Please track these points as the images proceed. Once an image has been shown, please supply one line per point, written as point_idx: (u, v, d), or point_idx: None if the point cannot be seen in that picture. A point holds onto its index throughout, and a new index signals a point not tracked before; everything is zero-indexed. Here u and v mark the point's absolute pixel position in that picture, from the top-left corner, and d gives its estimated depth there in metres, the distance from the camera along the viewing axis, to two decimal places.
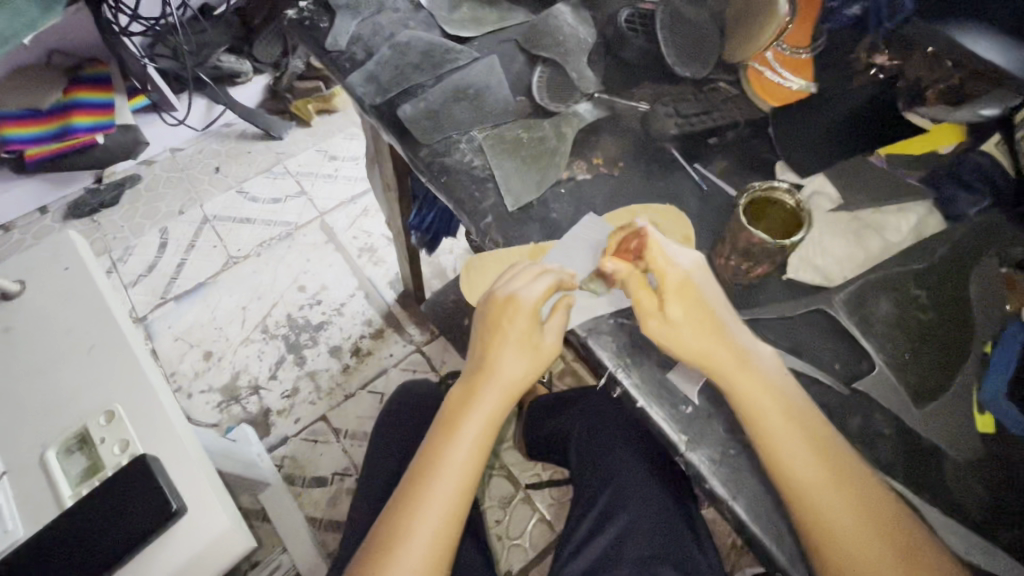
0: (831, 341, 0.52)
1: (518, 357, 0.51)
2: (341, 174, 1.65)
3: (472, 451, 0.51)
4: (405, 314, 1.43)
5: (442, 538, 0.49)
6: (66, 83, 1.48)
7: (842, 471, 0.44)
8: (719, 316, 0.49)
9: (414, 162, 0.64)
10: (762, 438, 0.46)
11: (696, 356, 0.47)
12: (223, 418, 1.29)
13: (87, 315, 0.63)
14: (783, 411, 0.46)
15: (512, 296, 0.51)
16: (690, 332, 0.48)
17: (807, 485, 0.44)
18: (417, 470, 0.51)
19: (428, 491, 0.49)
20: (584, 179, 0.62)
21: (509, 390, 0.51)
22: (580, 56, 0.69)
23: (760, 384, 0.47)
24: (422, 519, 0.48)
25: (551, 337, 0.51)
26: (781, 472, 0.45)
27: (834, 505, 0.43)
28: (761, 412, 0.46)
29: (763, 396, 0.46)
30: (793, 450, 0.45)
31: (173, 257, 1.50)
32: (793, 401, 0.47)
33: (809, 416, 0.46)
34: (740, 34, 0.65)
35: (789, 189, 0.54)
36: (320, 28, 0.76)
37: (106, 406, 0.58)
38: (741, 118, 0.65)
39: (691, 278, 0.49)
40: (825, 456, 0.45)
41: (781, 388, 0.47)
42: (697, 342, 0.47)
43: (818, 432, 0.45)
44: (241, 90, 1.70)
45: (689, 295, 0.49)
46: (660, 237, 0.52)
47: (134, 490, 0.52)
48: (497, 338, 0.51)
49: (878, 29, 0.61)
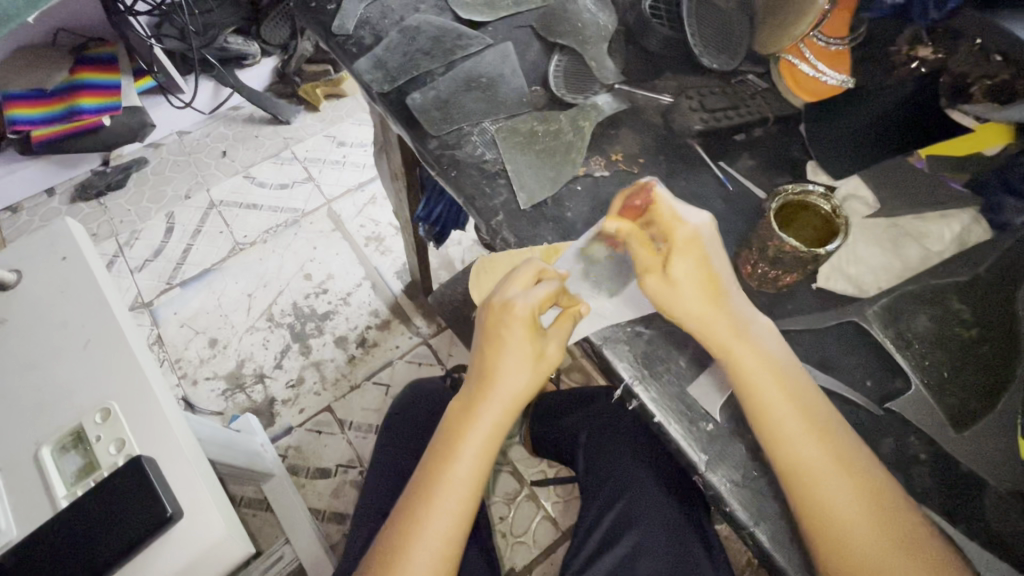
0: (863, 357, 0.49)
1: (521, 369, 0.48)
2: (348, 161, 1.62)
3: (476, 465, 0.48)
4: (412, 306, 1.41)
5: (443, 556, 0.46)
6: (72, 63, 1.46)
7: (870, 510, 0.41)
8: (726, 280, 0.46)
9: (423, 155, 0.61)
10: (782, 473, 0.42)
11: (696, 320, 0.46)
12: (228, 407, 1.28)
13: (84, 308, 0.60)
14: (805, 440, 0.42)
15: (508, 302, 0.48)
16: (693, 293, 0.45)
17: (832, 527, 0.40)
18: (415, 490, 0.48)
19: (430, 507, 0.47)
20: (601, 175, 0.59)
21: (513, 403, 0.48)
22: (600, 44, 0.65)
23: (779, 409, 0.43)
24: (424, 538, 0.46)
25: (554, 344, 0.49)
26: (810, 516, 0.41)
27: (864, 548, 0.40)
28: (779, 442, 0.43)
29: (782, 421, 0.43)
30: (818, 482, 0.41)
31: (179, 242, 1.48)
32: (819, 421, 0.43)
33: (836, 446, 0.42)
34: (774, 25, 0.60)
35: (824, 195, 0.50)
36: (327, 11, 0.72)
37: (103, 403, 0.56)
38: (771, 113, 0.62)
39: (702, 236, 0.46)
40: (853, 492, 0.41)
41: (806, 413, 0.43)
42: (698, 305, 0.45)
43: (843, 465, 0.42)
44: (248, 73, 1.67)
45: (697, 255, 0.46)
46: (670, 195, 0.48)
47: (129, 493, 0.50)
48: (497, 348, 0.48)
49: (921, 20, 0.57)
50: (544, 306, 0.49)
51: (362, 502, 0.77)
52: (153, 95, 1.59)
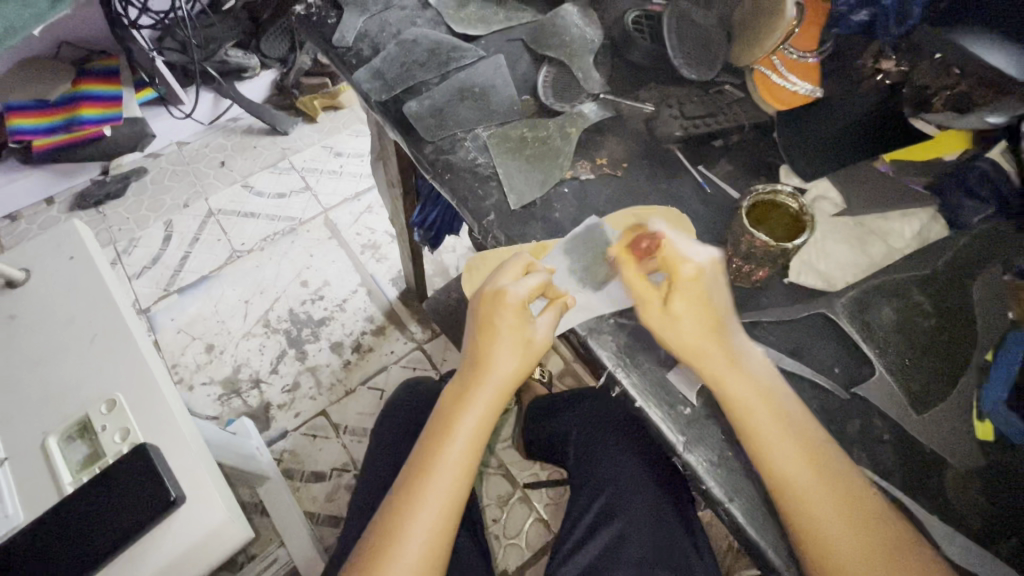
0: (832, 345, 0.52)
1: (512, 354, 0.51)
2: (345, 171, 1.65)
3: (469, 446, 0.50)
4: (406, 311, 1.43)
5: (438, 533, 0.49)
6: (74, 75, 1.51)
7: (829, 477, 0.44)
8: (723, 315, 0.47)
9: (419, 159, 0.64)
10: (752, 455, 0.45)
11: (688, 349, 0.47)
12: (224, 411, 1.29)
13: (91, 305, 0.63)
14: (776, 426, 0.45)
15: (501, 291, 0.51)
16: (690, 324, 0.47)
17: (799, 505, 0.43)
18: (410, 472, 0.50)
19: (424, 487, 0.49)
20: (587, 178, 0.62)
21: (506, 387, 0.51)
22: (587, 56, 0.69)
23: (753, 398, 0.46)
24: (419, 515, 0.48)
25: (542, 330, 0.51)
26: (779, 494, 0.44)
27: (825, 518, 0.42)
28: (752, 426, 0.45)
29: (752, 409, 0.46)
30: (781, 455, 0.44)
31: (177, 250, 1.50)
32: (784, 400, 0.46)
33: (803, 430, 0.45)
34: (748, 38, 0.65)
35: (793, 194, 0.53)
36: (327, 24, 0.76)
37: (109, 395, 0.58)
38: (747, 120, 0.65)
39: (704, 273, 0.47)
40: (815, 467, 0.44)
41: (774, 403, 0.46)
42: (695, 336, 0.47)
43: (809, 449, 0.45)
44: (248, 85, 1.70)
45: (698, 292, 0.47)
46: (674, 235, 0.50)
47: (133, 479, 0.52)
48: (488, 335, 0.51)
49: (884, 35, 0.62)
50: (533, 297, 0.52)
51: (358, 497, 0.79)
52: (154, 106, 1.62)
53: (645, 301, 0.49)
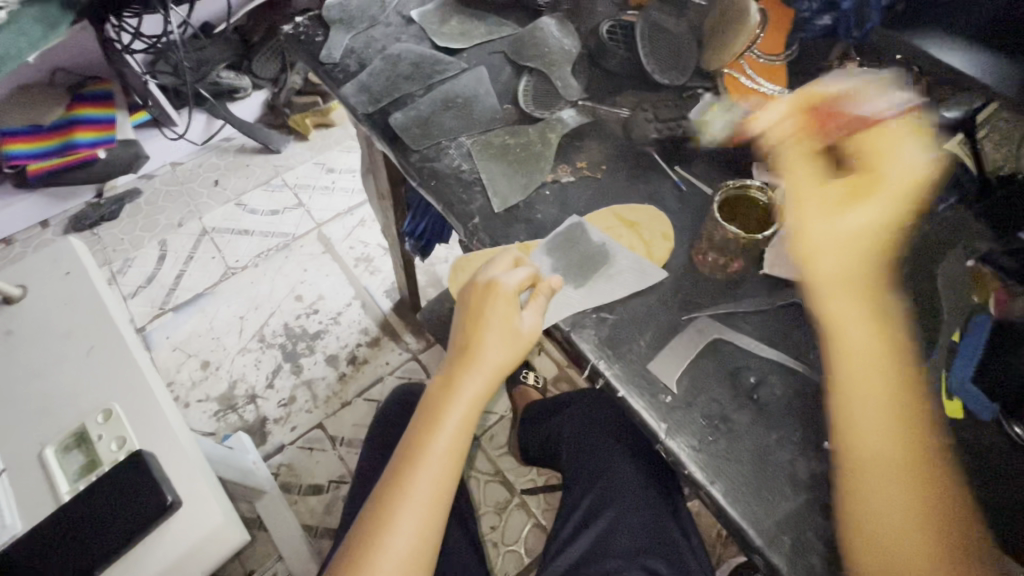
0: (805, 332, 0.54)
1: (500, 344, 0.52)
2: (337, 186, 1.68)
3: (456, 435, 0.52)
4: (401, 322, 1.45)
5: (428, 520, 0.50)
6: (67, 99, 1.53)
7: (902, 439, 0.44)
8: (885, 241, 0.48)
9: (406, 168, 0.67)
10: (837, 397, 0.46)
11: (841, 277, 0.47)
12: (220, 427, 1.30)
13: (88, 318, 0.64)
14: (873, 373, 0.45)
15: (493, 281, 0.53)
16: (852, 230, 0.47)
17: (856, 451, 0.44)
18: (399, 461, 0.52)
19: (414, 475, 0.50)
20: (567, 181, 0.65)
21: (494, 374, 0.52)
22: (564, 66, 0.73)
23: (861, 340, 0.46)
24: (408, 502, 0.50)
25: (528, 321, 0.53)
26: (840, 442, 0.45)
27: (877, 474, 0.43)
28: (847, 365, 0.46)
29: (863, 347, 0.46)
30: (858, 402, 0.45)
31: (172, 268, 1.52)
32: (897, 352, 0.46)
33: (902, 382, 0.45)
34: (715, 43, 0.68)
35: (762, 187, 0.56)
36: (315, 42, 0.79)
37: (106, 405, 0.59)
38: (719, 121, 0.67)
39: (895, 183, 0.48)
40: (891, 424, 0.44)
41: (886, 354, 0.46)
42: (852, 250, 0.47)
43: (897, 401, 0.45)
44: (241, 105, 1.74)
45: (885, 201, 0.47)
46: (907, 144, 0.50)
47: (131, 485, 0.53)
48: (477, 324, 0.53)
49: (847, 37, 0.66)
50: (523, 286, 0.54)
51: (354, 503, 0.80)
52: (147, 128, 1.66)
53: (802, 193, 0.50)
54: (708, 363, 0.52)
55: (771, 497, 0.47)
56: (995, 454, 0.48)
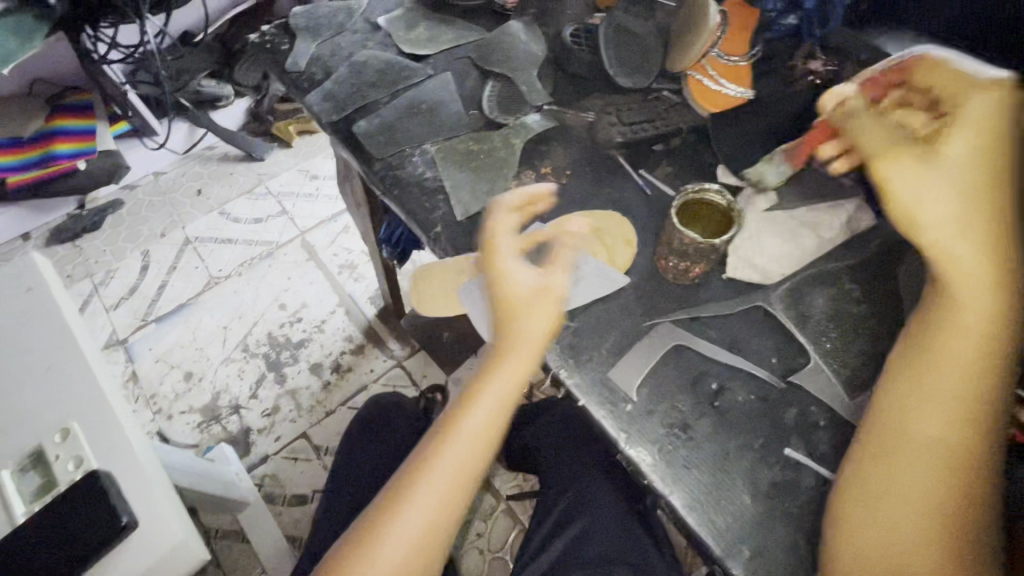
0: (768, 336, 0.54)
1: (538, 319, 0.50)
2: (321, 193, 1.67)
3: (493, 414, 0.51)
4: (385, 329, 1.43)
5: (451, 496, 0.50)
6: (49, 109, 1.52)
7: (963, 427, 0.44)
8: (999, 196, 0.45)
9: (369, 176, 0.66)
10: (918, 358, 0.46)
11: (949, 222, 0.45)
12: (203, 439, 1.29)
13: (48, 335, 0.63)
14: (964, 353, 0.45)
15: (491, 243, 0.53)
16: (941, 179, 0.46)
17: (898, 421, 0.45)
18: (436, 432, 0.52)
19: (445, 450, 0.50)
20: (532, 187, 0.64)
21: (538, 353, 0.51)
22: (530, 70, 0.72)
23: (969, 316, 0.45)
24: (434, 476, 0.50)
25: (554, 282, 0.52)
26: (901, 403, 0.45)
27: (919, 446, 0.44)
28: (938, 334, 0.46)
29: (967, 319, 0.45)
30: (935, 372, 0.45)
31: (154, 279, 1.51)
32: (999, 341, 0.45)
33: (976, 362, 0.44)
34: (679, 45, 0.68)
35: (720, 192, 0.55)
36: (281, 51, 0.79)
37: (64, 423, 0.58)
38: (686, 124, 0.67)
39: (989, 116, 0.46)
40: (958, 409, 0.44)
41: (990, 339, 0.45)
42: (947, 203, 0.46)
43: (978, 387, 0.44)
44: (223, 113, 1.73)
45: (979, 132, 0.46)
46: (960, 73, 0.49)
47: (86, 506, 0.53)
48: (505, 293, 0.51)
49: (811, 37, 0.68)
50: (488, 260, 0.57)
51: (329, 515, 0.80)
52: (128, 138, 1.64)
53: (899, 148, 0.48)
54: (668, 369, 0.52)
55: (732, 506, 0.46)
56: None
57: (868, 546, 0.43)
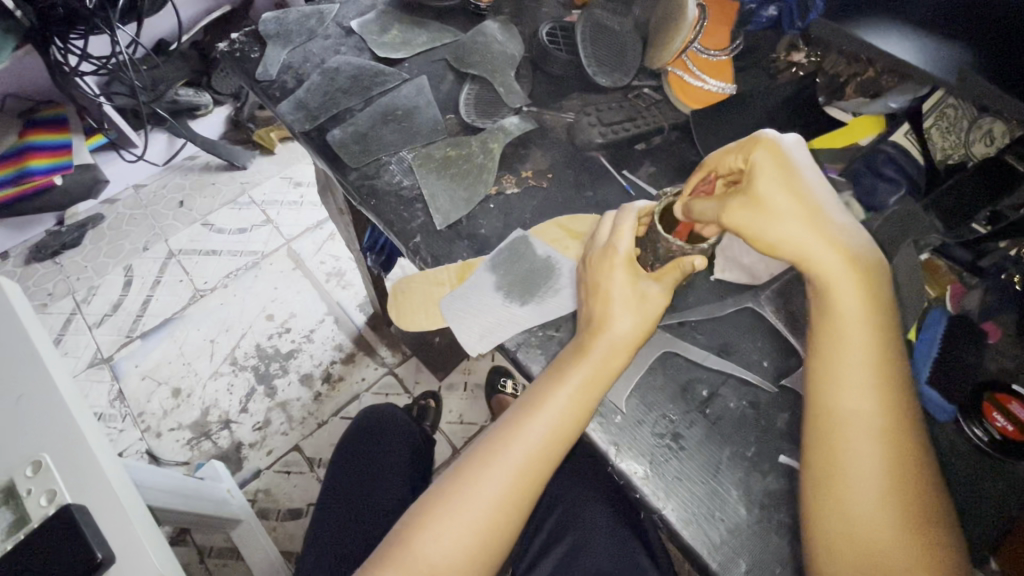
0: (758, 338, 0.53)
1: (630, 315, 0.49)
2: (305, 201, 1.64)
3: (564, 416, 0.47)
4: (376, 336, 1.42)
5: (508, 499, 0.47)
6: (20, 126, 1.44)
7: (891, 410, 0.44)
8: (821, 197, 0.47)
9: (344, 186, 0.64)
10: (826, 356, 0.46)
11: (803, 245, 0.46)
12: (193, 456, 1.26)
13: (14, 366, 0.60)
14: (867, 339, 0.45)
15: (609, 247, 0.51)
16: (786, 210, 0.47)
17: (824, 412, 0.45)
18: (494, 434, 0.49)
19: (503, 451, 0.48)
20: (512, 193, 0.62)
21: (622, 357, 0.49)
22: (508, 71, 0.70)
23: (856, 305, 0.46)
24: (490, 477, 0.47)
25: (655, 287, 0.50)
26: (823, 400, 0.45)
27: (860, 436, 0.43)
28: (838, 328, 0.46)
29: (850, 307, 0.46)
30: (843, 362, 0.45)
31: (137, 295, 1.48)
32: (888, 325, 0.46)
33: (879, 331, 0.46)
34: (660, 41, 0.67)
35: None
36: (251, 59, 0.76)
37: (34, 456, 0.56)
38: (667, 122, 0.66)
39: (784, 154, 0.48)
40: (880, 392, 0.44)
41: (884, 322, 0.46)
42: (799, 229, 0.46)
43: (888, 366, 0.45)
44: (202, 124, 1.70)
45: (783, 165, 0.47)
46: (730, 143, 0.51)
47: (59, 544, 0.51)
48: (603, 296, 0.50)
49: (791, 29, 0.67)
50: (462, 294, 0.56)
51: (322, 533, 0.78)
52: (106, 150, 1.60)
53: (748, 216, 0.47)
54: (658, 377, 0.51)
55: (728, 520, 0.45)
56: (944, 452, 0.50)
57: (843, 543, 0.42)
